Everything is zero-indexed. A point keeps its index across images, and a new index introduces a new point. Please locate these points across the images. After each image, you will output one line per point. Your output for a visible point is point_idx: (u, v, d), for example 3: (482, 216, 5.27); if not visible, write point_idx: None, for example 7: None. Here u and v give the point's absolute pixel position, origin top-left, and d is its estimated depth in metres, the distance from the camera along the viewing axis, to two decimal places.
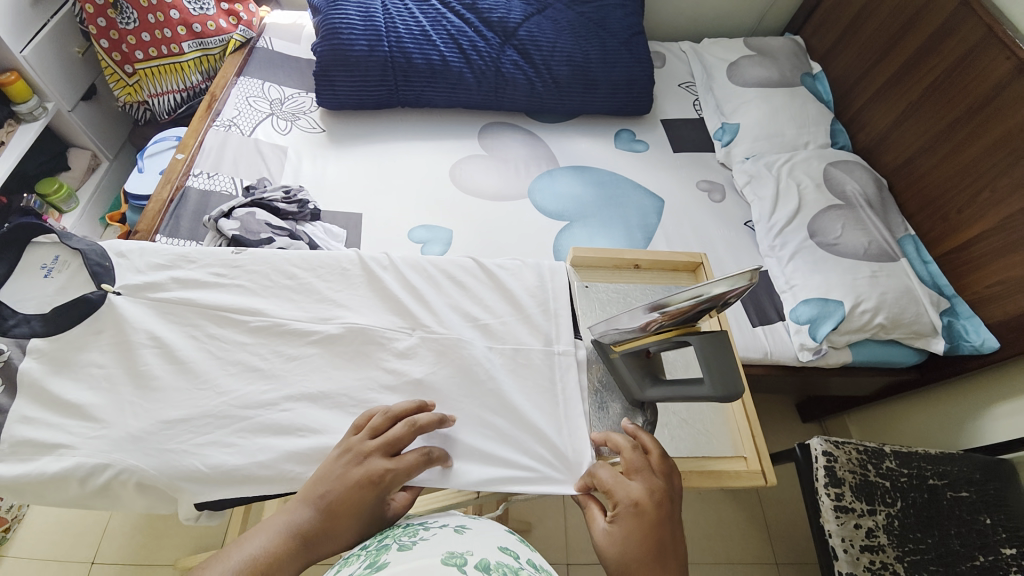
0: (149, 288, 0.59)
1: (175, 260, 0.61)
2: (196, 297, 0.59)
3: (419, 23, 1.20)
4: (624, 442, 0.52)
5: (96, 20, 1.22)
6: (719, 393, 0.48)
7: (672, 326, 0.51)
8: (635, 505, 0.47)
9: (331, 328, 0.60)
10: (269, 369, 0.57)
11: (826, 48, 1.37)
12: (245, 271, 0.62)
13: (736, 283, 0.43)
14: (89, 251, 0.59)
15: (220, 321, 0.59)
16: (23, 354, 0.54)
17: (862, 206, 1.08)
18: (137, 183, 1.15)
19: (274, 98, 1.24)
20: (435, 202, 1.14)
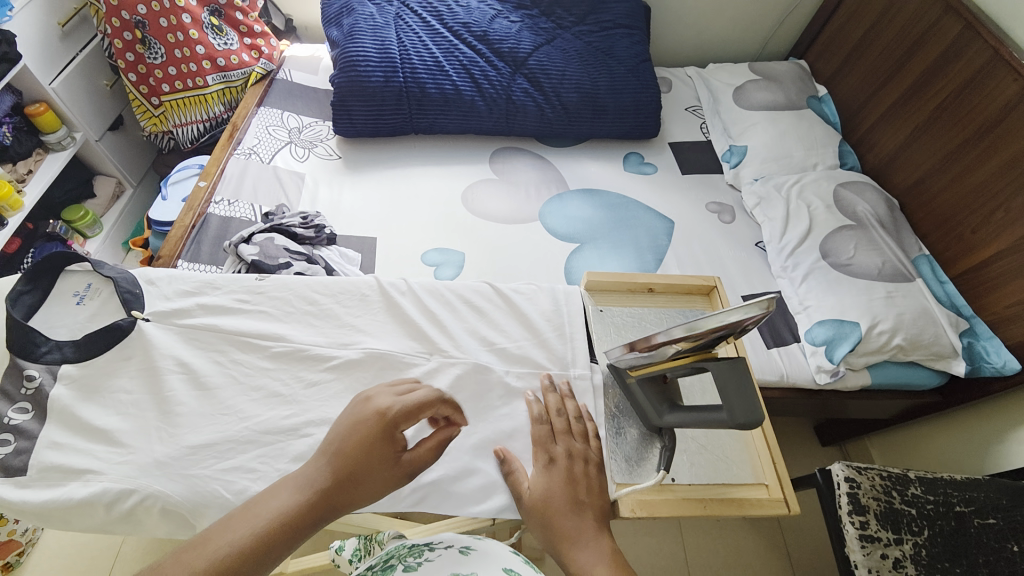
0: (176, 315, 0.61)
1: (201, 287, 0.63)
2: (220, 323, 0.61)
3: (433, 55, 1.25)
4: (555, 404, 0.57)
5: (124, 55, 1.28)
6: (739, 420, 0.48)
7: (689, 352, 0.51)
8: (551, 459, 0.52)
9: (350, 353, 0.61)
10: (290, 395, 0.57)
11: (831, 72, 1.39)
12: (268, 298, 0.64)
13: (750, 312, 0.43)
14: (120, 278, 0.61)
15: (243, 346, 0.60)
16: (53, 380, 0.56)
17: (874, 226, 1.08)
18: (161, 210, 1.19)
19: (293, 127, 1.29)
20: (448, 226, 1.16)
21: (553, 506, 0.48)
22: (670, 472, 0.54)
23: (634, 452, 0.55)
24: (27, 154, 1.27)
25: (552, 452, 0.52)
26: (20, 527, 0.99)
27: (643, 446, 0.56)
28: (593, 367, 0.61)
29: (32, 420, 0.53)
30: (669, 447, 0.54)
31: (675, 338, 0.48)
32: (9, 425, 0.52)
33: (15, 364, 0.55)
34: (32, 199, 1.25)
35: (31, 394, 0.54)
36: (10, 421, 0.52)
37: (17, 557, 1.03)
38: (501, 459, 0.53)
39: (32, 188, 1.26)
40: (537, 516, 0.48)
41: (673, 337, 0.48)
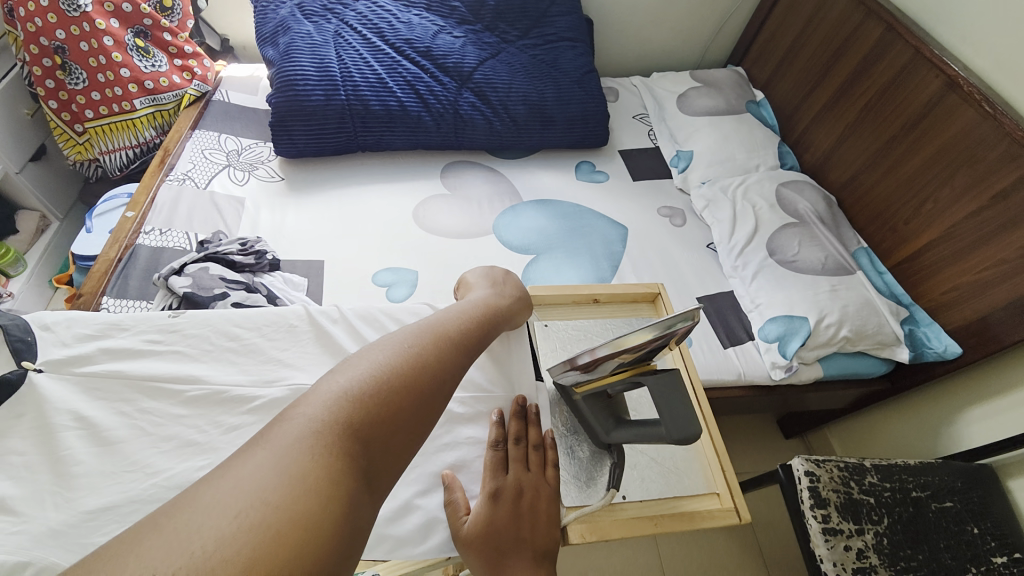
0: (75, 362, 0.55)
1: (107, 329, 0.58)
2: (127, 368, 0.56)
3: (375, 71, 1.22)
4: (516, 430, 0.53)
5: (44, 83, 1.21)
6: (674, 436, 0.48)
7: (625, 366, 0.51)
8: (495, 492, 0.48)
9: (276, 391, 0.57)
10: (207, 442, 0.53)
11: (767, 76, 1.45)
12: (183, 336, 0.60)
13: (677, 325, 0.45)
14: (10, 325, 0.54)
15: (156, 392, 0.55)
16: None
17: (815, 222, 1.12)
18: (84, 245, 1.11)
19: (231, 150, 1.23)
20: (400, 244, 1.13)
21: (494, 549, 0.45)
22: (621, 490, 0.52)
23: (583, 470, 0.53)
24: None
25: (501, 483, 0.49)
26: None
27: (595, 466, 0.54)
28: (538, 387, 0.59)
29: None
30: (618, 462, 0.53)
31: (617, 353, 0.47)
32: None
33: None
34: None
35: None
36: None
37: None
38: (445, 486, 0.50)
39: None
40: (473, 553, 0.46)
41: (615, 351, 0.47)
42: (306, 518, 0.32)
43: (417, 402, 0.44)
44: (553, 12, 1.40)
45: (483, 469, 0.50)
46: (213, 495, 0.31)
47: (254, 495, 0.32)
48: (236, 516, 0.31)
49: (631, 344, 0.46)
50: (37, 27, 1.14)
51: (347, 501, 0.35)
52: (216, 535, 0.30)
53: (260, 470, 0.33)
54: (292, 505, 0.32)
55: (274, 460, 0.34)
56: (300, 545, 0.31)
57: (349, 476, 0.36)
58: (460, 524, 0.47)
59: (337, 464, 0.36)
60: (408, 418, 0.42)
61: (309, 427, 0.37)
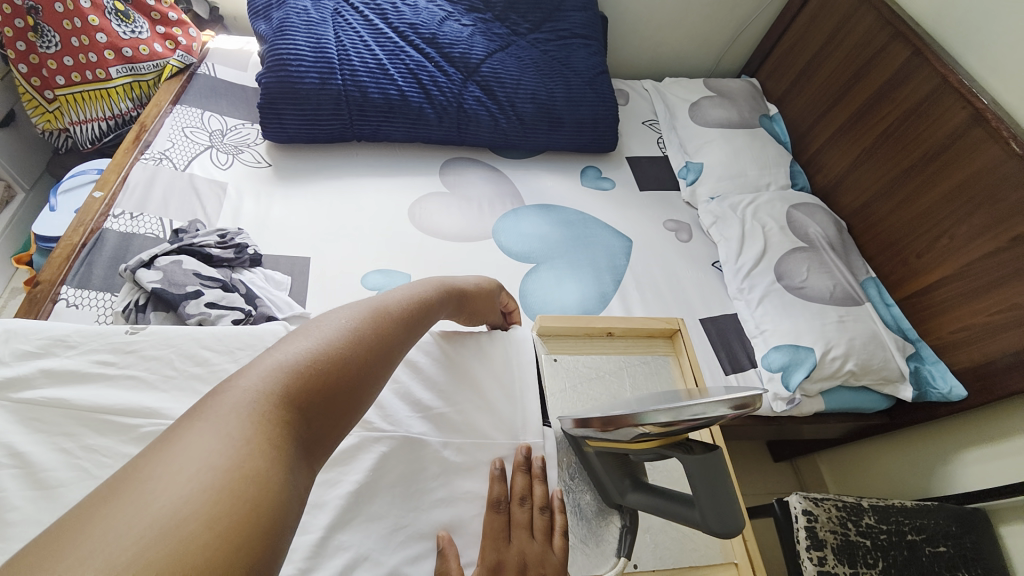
0: (11, 386, 0.49)
1: (49, 345, 0.52)
2: (71, 397, 0.49)
3: (376, 55, 1.14)
4: (521, 487, 0.50)
5: (14, 44, 1.11)
6: (714, 527, 0.41)
7: (655, 437, 0.43)
8: (498, 562, 0.44)
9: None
10: None
11: (782, 90, 1.41)
12: (142, 357, 0.53)
13: (721, 410, 0.38)
14: None
15: (106, 423, 0.49)
16: None
17: (825, 248, 1.09)
18: (46, 224, 1.02)
19: (214, 129, 1.14)
20: (395, 244, 1.06)
21: None
22: (632, 558, 0.51)
23: (590, 531, 0.51)
24: None
25: (504, 554, 0.45)
26: None
27: (603, 526, 0.51)
28: (546, 433, 0.55)
29: None
30: (630, 528, 0.50)
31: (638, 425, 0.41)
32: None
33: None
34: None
35: None
36: None
37: None
38: (439, 552, 0.45)
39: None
40: None
41: (636, 421, 0.41)
42: (262, 481, 0.27)
43: (376, 364, 0.39)
44: (567, 7, 1.33)
45: (485, 536, 0.46)
46: (162, 464, 0.26)
47: (203, 461, 0.27)
48: (194, 479, 0.26)
49: (655, 422, 0.40)
50: None
51: (293, 463, 0.30)
52: (172, 501, 0.25)
53: (206, 434, 0.28)
54: (245, 469, 0.27)
55: (218, 428, 0.29)
56: (259, 506, 0.27)
57: (295, 444, 0.31)
58: None
59: (281, 431, 0.31)
60: (367, 379, 0.38)
61: (251, 397, 0.31)
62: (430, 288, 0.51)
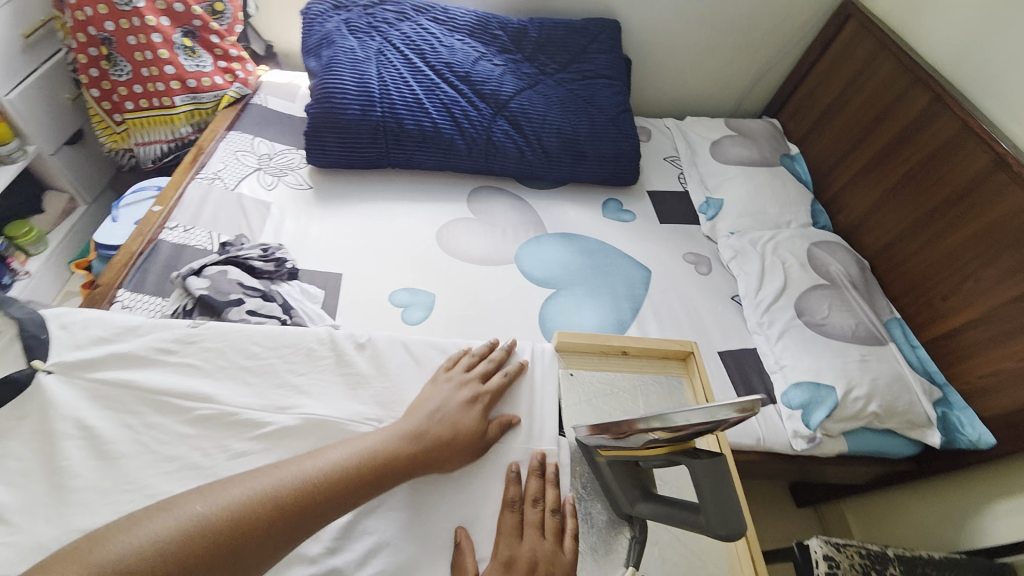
0: (86, 366, 0.55)
1: (121, 333, 0.58)
2: (139, 380, 0.55)
3: (413, 91, 1.23)
4: (534, 490, 0.53)
5: (88, 70, 1.25)
6: (720, 531, 0.42)
7: (665, 443, 0.46)
8: (510, 559, 0.47)
9: (286, 419, 0.56)
10: (212, 467, 0.52)
11: (802, 132, 1.44)
12: (199, 348, 0.58)
13: (723, 413, 0.40)
14: (26, 321, 0.54)
15: (165, 405, 0.54)
16: None
17: (847, 287, 1.09)
18: (109, 233, 1.11)
19: (262, 153, 1.24)
20: (423, 265, 1.12)
21: None
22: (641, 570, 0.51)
23: (601, 541, 0.53)
24: None
25: (515, 551, 0.48)
26: None
27: (613, 536, 0.53)
28: (560, 443, 0.58)
29: None
30: (640, 539, 0.52)
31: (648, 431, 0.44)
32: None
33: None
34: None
35: None
36: None
37: None
38: (456, 545, 0.51)
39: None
40: None
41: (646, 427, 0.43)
42: None
43: (265, 539, 0.42)
44: (592, 50, 1.39)
45: (498, 532, 0.50)
46: None
47: None
48: None
49: (664, 426, 0.42)
50: (87, 16, 1.18)
51: None
52: None
53: None
54: None
55: None
56: None
57: None
58: None
59: None
60: (244, 556, 0.40)
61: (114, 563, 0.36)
62: (377, 446, 0.50)
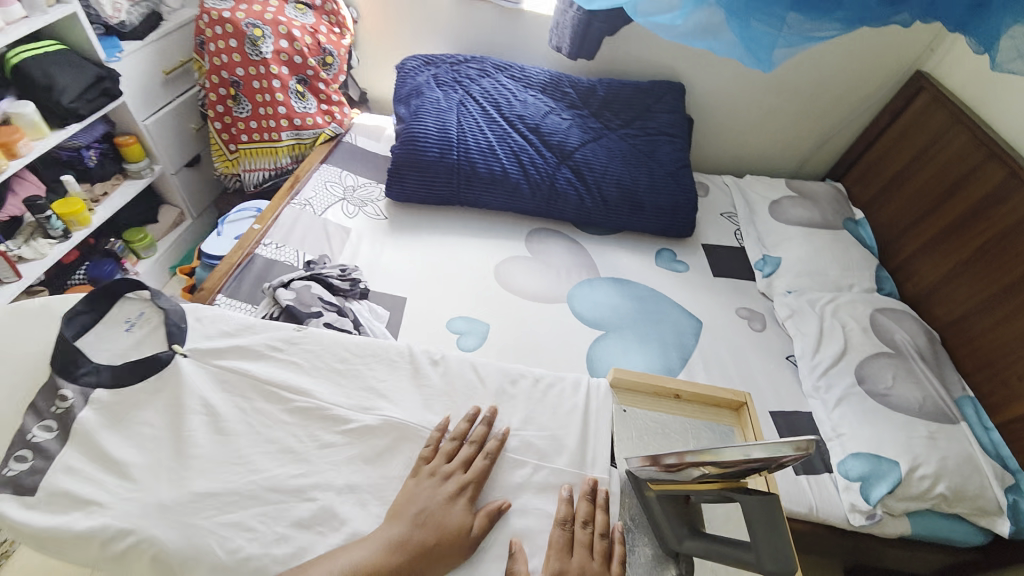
0: (213, 354, 0.64)
1: (241, 329, 0.68)
2: (251, 369, 0.63)
3: (487, 139, 1.35)
4: (585, 512, 0.56)
5: (215, 107, 1.46)
6: (769, 566, 0.48)
7: (717, 479, 0.53)
8: (562, 569, 0.52)
9: (369, 419, 0.62)
10: (303, 452, 0.59)
11: (868, 198, 1.43)
12: (300, 348, 0.67)
13: (783, 451, 0.44)
14: (172, 311, 0.66)
15: (269, 393, 0.62)
16: (84, 403, 0.58)
17: (914, 357, 1.05)
18: (214, 245, 1.28)
19: (348, 185, 1.39)
20: (482, 297, 1.19)
21: None
22: None
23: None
24: (106, 177, 1.47)
25: (566, 564, 0.52)
26: None
27: (658, 571, 0.55)
28: (611, 473, 0.60)
29: (53, 440, 0.56)
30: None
31: (704, 464, 0.50)
32: (32, 442, 0.55)
33: (55, 381, 0.58)
34: (63, 139, 1.29)
35: (61, 415, 0.57)
36: (33, 438, 0.55)
37: None
38: (511, 553, 0.54)
39: (62, 131, 1.28)
40: None
41: (702, 460, 0.49)
42: None
43: None
44: (657, 109, 1.48)
45: (549, 547, 0.54)
46: None
47: None
48: None
49: (722, 459, 0.47)
50: (222, 62, 1.39)
51: None
52: None
53: None
54: None
55: None
56: None
57: None
58: None
59: None
60: None
61: None
62: (361, 561, 0.50)
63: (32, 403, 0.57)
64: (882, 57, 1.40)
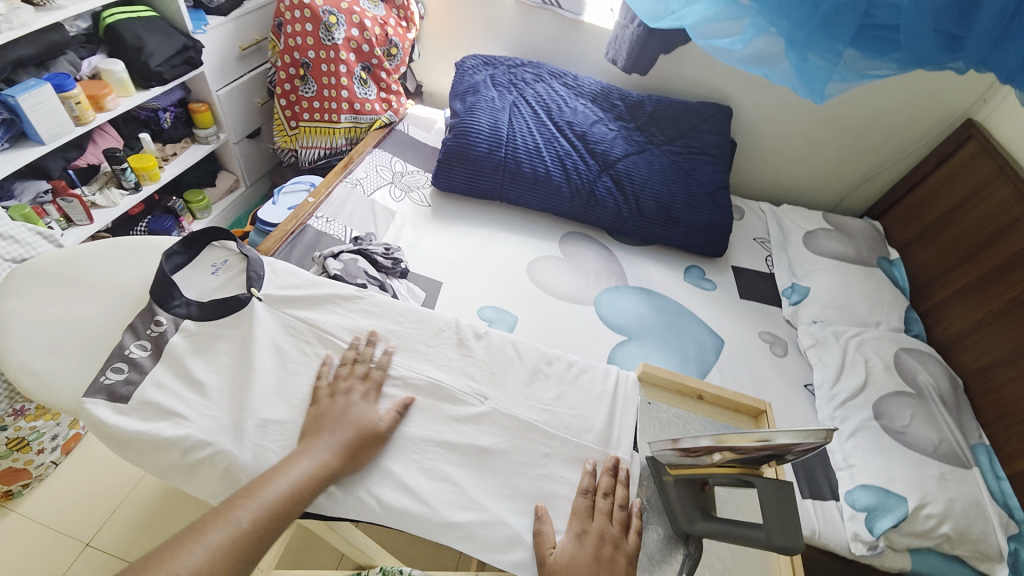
0: (283, 303, 0.73)
1: (309, 283, 0.76)
2: (316, 319, 0.72)
3: (534, 140, 1.40)
4: (606, 485, 0.61)
5: (283, 85, 1.56)
6: (777, 543, 0.52)
7: (734, 464, 0.57)
8: (583, 531, 0.57)
9: (416, 378, 0.69)
10: (356, 398, 0.67)
11: (906, 239, 1.43)
12: (361, 307, 0.75)
13: (808, 440, 0.49)
14: (252, 261, 0.75)
15: (330, 344, 0.70)
16: (175, 330, 0.68)
17: (934, 399, 1.05)
18: (269, 213, 1.37)
19: (396, 171, 1.46)
20: (513, 291, 1.24)
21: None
22: None
23: (657, 552, 0.59)
24: (178, 139, 1.58)
25: (586, 525, 0.58)
26: (36, 461, 1.17)
27: (668, 550, 0.59)
28: (633, 456, 0.65)
29: (146, 357, 0.65)
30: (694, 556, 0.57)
31: (724, 448, 0.54)
32: (129, 356, 0.65)
33: (152, 308, 0.68)
34: (144, 99, 1.40)
35: (156, 337, 0.67)
36: (131, 353, 0.65)
37: (21, 489, 1.18)
38: (537, 516, 0.59)
39: (144, 92, 1.39)
40: None
41: (720, 444, 0.54)
42: None
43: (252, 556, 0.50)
44: (702, 129, 1.50)
45: (573, 513, 0.59)
46: None
47: None
48: None
49: (743, 444, 0.52)
50: (295, 44, 1.47)
51: None
52: None
53: None
54: None
55: None
56: None
57: None
58: (547, 552, 0.56)
59: None
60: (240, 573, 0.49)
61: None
62: (308, 467, 0.57)
63: (131, 324, 0.67)
64: (935, 99, 1.39)
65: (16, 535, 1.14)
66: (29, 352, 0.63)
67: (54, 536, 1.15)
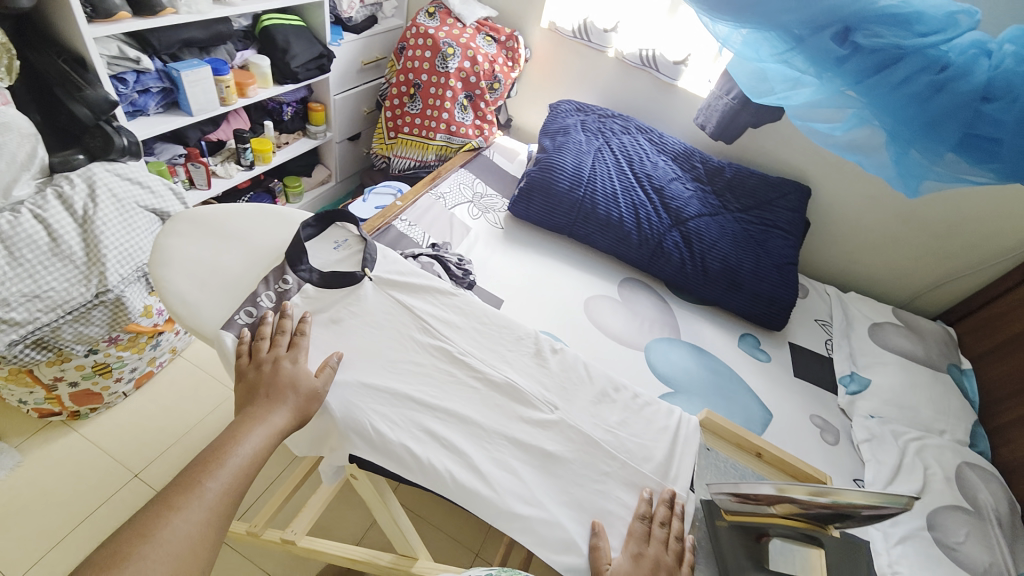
0: (391, 285, 0.82)
1: (411, 273, 0.85)
2: (414, 305, 0.81)
3: (613, 186, 1.47)
4: (663, 515, 0.65)
5: (394, 100, 1.73)
6: None
7: (800, 518, 0.64)
8: (641, 553, 0.61)
9: (493, 375, 0.75)
10: (436, 382, 0.74)
11: (981, 351, 1.36)
12: (454, 304, 0.83)
13: (889, 503, 0.55)
14: (370, 246, 0.84)
15: (303, 327, 0.72)
16: (297, 291, 0.77)
17: (993, 521, 0.99)
18: (358, 208, 1.50)
19: (477, 192, 1.57)
20: (567, 321, 1.28)
21: None
22: None
23: None
24: (292, 130, 1.77)
25: (643, 549, 0.62)
26: (112, 389, 1.29)
27: None
28: (689, 495, 0.69)
29: (269, 308, 0.74)
30: None
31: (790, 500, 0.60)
32: (260, 304, 0.74)
33: (284, 267, 0.77)
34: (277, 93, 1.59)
35: (281, 292, 0.76)
36: (262, 303, 0.74)
37: (89, 412, 1.30)
38: (594, 532, 0.63)
39: (279, 87, 1.59)
40: None
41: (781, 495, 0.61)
42: None
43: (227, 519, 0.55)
44: (779, 204, 1.52)
45: (629, 534, 0.63)
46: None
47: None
48: None
49: (810, 499, 0.59)
50: (412, 67, 1.66)
51: None
52: None
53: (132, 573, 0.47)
54: None
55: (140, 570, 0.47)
56: None
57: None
58: (604, 566, 0.60)
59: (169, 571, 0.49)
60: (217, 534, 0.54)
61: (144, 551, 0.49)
62: (262, 433, 0.61)
63: (265, 277, 0.76)
64: None
65: (79, 452, 1.25)
66: (184, 285, 0.73)
67: (107, 461, 1.25)
